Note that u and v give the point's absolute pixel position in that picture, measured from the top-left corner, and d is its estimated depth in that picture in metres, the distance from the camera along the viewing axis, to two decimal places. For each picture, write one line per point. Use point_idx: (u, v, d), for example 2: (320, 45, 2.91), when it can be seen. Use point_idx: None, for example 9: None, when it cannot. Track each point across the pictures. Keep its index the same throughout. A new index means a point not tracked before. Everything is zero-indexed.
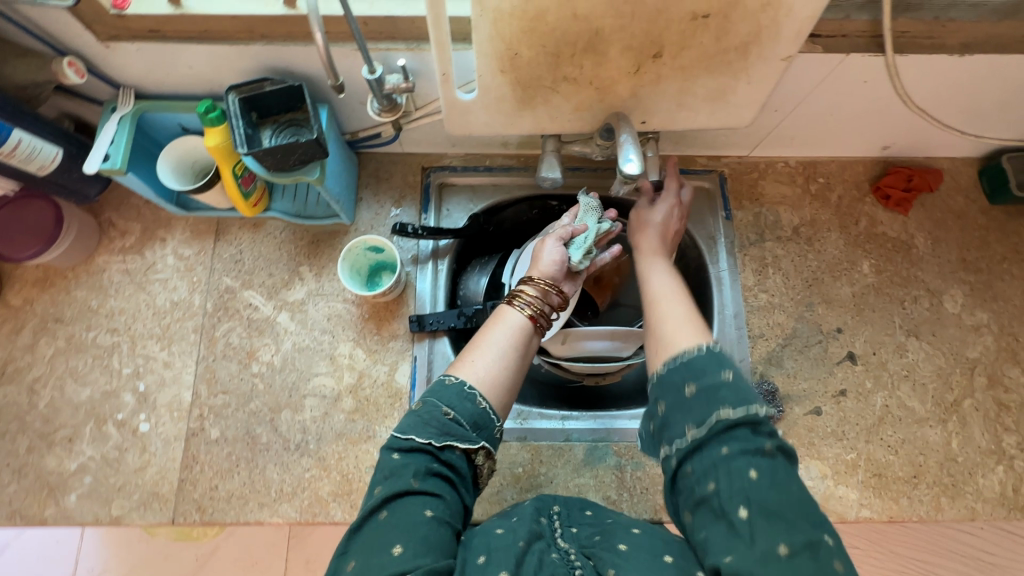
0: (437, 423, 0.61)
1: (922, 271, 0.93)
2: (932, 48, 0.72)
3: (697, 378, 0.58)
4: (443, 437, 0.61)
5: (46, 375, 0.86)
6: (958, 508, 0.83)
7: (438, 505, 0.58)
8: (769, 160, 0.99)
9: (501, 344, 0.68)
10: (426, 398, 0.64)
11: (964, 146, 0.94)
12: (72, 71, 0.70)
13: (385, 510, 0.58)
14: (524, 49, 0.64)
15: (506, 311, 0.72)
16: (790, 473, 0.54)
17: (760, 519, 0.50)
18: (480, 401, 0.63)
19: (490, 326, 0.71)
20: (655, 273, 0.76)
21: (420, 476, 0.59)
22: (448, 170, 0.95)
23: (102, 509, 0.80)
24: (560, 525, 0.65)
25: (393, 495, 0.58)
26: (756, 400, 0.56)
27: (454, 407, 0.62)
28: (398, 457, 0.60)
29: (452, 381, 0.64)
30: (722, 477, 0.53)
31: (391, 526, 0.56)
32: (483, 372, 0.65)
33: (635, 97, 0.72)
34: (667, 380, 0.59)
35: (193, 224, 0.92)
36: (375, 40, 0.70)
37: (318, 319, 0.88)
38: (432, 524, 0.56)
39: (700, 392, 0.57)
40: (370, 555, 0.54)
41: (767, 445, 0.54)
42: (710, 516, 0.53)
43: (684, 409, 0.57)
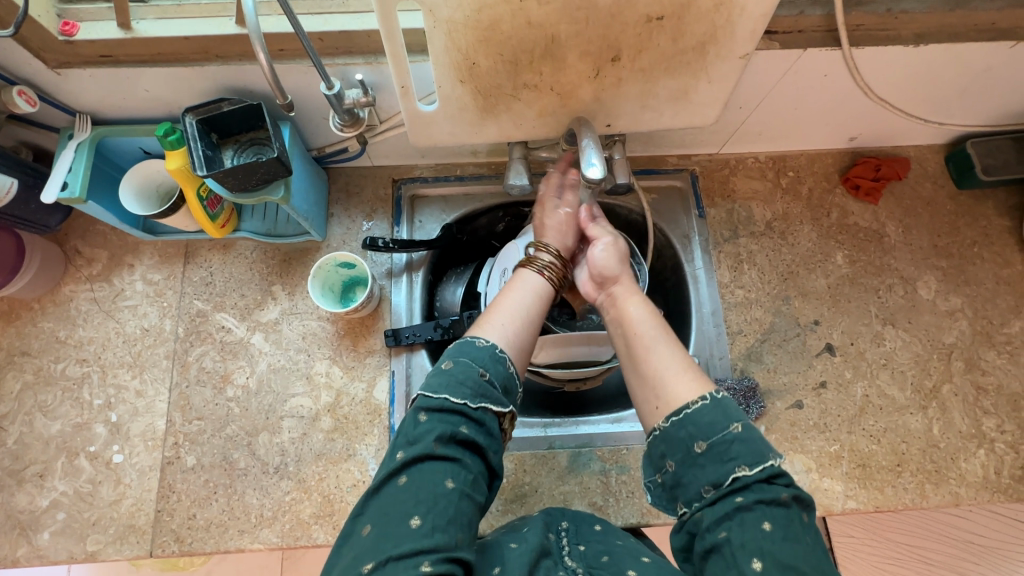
0: (471, 384, 0.62)
1: (895, 259, 0.94)
2: (887, 40, 0.73)
3: (707, 433, 0.58)
4: (476, 400, 0.62)
5: (14, 410, 0.83)
6: (942, 494, 0.83)
7: (460, 475, 0.60)
8: (739, 156, 0.99)
9: (525, 305, 0.71)
10: (457, 357, 0.65)
11: (929, 133, 0.95)
12: (23, 100, 0.68)
13: (405, 476, 0.59)
14: (481, 59, 0.64)
15: (523, 274, 0.74)
16: (805, 523, 0.55)
17: (774, 573, 0.51)
18: (509, 364, 0.66)
19: (509, 289, 0.72)
20: (632, 306, 0.70)
21: (444, 441, 0.60)
22: (419, 181, 0.94)
23: (77, 545, 0.78)
24: (568, 542, 0.67)
25: (416, 460, 0.60)
26: (770, 452, 0.57)
27: (488, 369, 0.64)
28: (426, 420, 0.61)
29: (484, 344, 0.65)
30: (735, 527, 0.55)
31: (411, 495, 0.58)
32: (509, 331, 0.68)
33: (598, 101, 0.72)
34: (674, 437, 0.59)
35: (161, 248, 0.90)
36: (333, 56, 0.69)
37: (293, 339, 0.87)
38: (453, 495, 0.58)
39: (711, 450, 0.58)
40: (389, 521, 0.57)
41: (784, 495, 0.55)
42: (722, 563, 0.54)
43: (697, 468, 0.58)
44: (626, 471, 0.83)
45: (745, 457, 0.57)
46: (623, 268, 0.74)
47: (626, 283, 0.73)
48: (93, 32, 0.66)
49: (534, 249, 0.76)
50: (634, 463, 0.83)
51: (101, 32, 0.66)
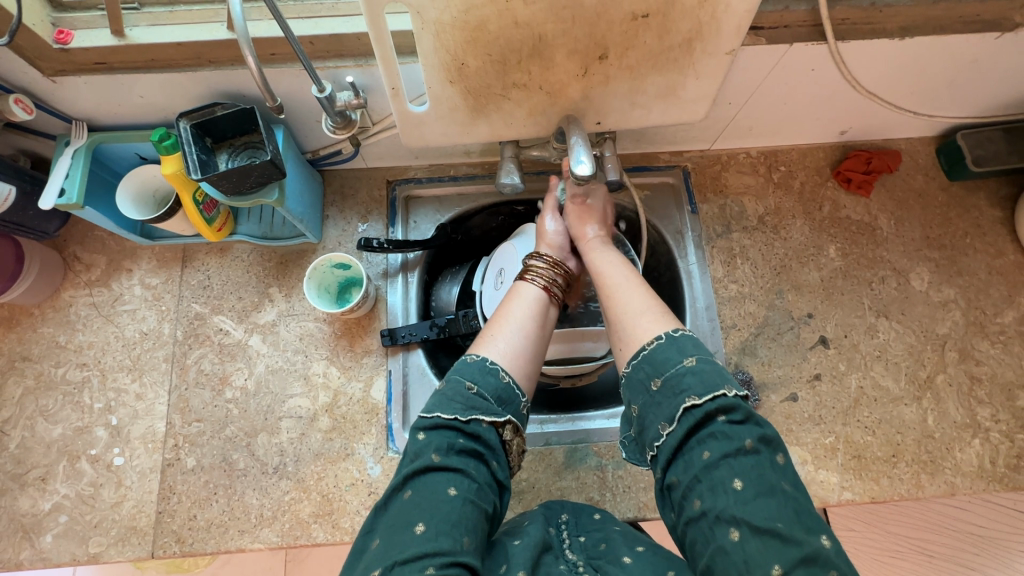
0: (462, 398, 0.64)
1: (888, 251, 0.94)
2: (872, 33, 0.74)
3: (661, 370, 0.61)
4: (468, 411, 0.63)
5: (16, 415, 0.84)
6: (938, 484, 0.83)
7: (462, 483, 0.60)
8: (730, 151, 1.00)
9: (519, 317, 0.71)
10: (449, 376, 0.66)
11: (919, 126, 0.96)
12: (19, 108, 0.69)
13: (408, 489, 0.60)
14: (470, 59, 0.64)
15: (520, 286, 0.74)
16: (775, 470, 0.55)
17: (752, 541, 0.52)
18: (503, 375, 0.65)
19: (505, 304, 0.73)
20: (603, 259, 0.75)
21: (443, 453, 0.61)
22: (413, 182, 0.95)
23: (79, 547, 0.79)
24: (568, 535, 0.69)
25: (417, 472, 0.61)
26: (723, 383, 0.59)
27: (476, 382, 0.64)
28: (423, 436, 0.63)
29: (474, 358, 0.66)
30: (707, 494, 0.55)
31: (415, 505, 0.59)
32: (504, 345, 0.68)
33: (587, 99, 0.72)
34: (633, 380, 0.63)
35: (159, 253, 0.91)
36: (324, 59, 0.70)
37: (290, 340, 0.88)
38: (456, 502, 0.59)
39: (665, 386, 0.60)
40: (395, 531, 0.58)
41: (747, 442, 0.56)
42: (702, 536, 0.55)
43: (656, 406, 0.60)
44: (622, 466, 0.83)
45: (697, 389, 0.59)
46: (597, 228, 0.79)
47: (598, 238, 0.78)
48: (88, 39, 0.67)
49: (529, 259, 0.77)
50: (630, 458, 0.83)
51: (95, 40, 0.67)
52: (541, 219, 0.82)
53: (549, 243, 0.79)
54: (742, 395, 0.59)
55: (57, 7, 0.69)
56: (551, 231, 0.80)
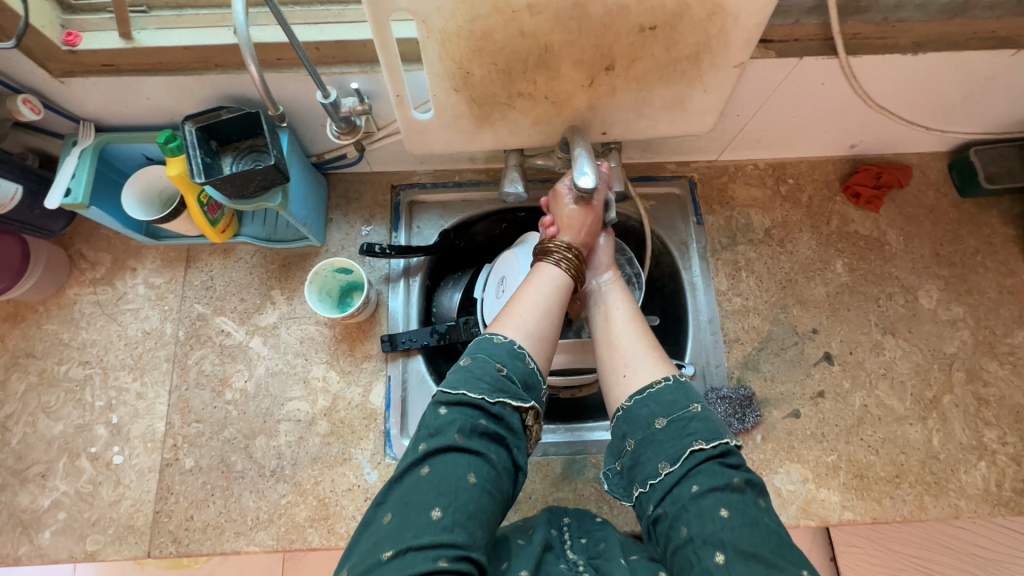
0: (490, 378, 0.63)
1: (896, 267, 0.93)
2: (884, 48, 0.73)
3: (668, 410, 0.62)
4: (494, 394, 0.63)
5: (19, 411, 0.85)
6: (942, 507, 0.82)
7: (481, 469, 0.60)
8: (738, 163, 0.99)
9: (544, 298, 0.71)
10: (476, 354, 0.66)
11: (931, 141, 0.94)
12: (27, 108, 0.70)
13: (427, 466, 0.60)
14: (475, 68, 0.64)
15: (543, 267, 0.74)
16: (759, 508, 0.57)
17: (738, 564, 0.53)
18: (528, 360, 0.66)
19: (528, 282, 0.73)
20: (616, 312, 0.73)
21: (467, 434, 0.61)
22: (417, 188, 0.95)
23: (77, 545, 0.79)
24: (570, 536, 0.68)
25: (438, 452, 0.60)
26: (726, 432, 0.61)
27: (506, 364, 0.64)
28: (447, 413, 0.62)
29: (502, 340, 0.66)
30: (694, 522, 0.56)
31: (433, 486, 0.59)
32: (529, 327, 0.68)
33: (593, 109, 0.72)
34: (634, 414, 0.63)
35: (163, 253, 0.92)
36: (329, 64, 0.70)
37: (291, 343, 0.88)
38: (473, 490, 0.59)
39: (670, 425, 0.61)
40: (409, 509, 0.58)
41: (736, 479, 0.57)
42: (687, 562, 0.55)
43: (657, 444, 0.61)
44: None
45: (702, 434, 0.60)
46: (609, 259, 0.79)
47: (618, 287, 0.76)
48: (96, 42, 0.67)
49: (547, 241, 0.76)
50: None
51: (103, 42, 0.67)
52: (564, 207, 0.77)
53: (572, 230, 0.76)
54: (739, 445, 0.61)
55: (67, 8, 0.69)
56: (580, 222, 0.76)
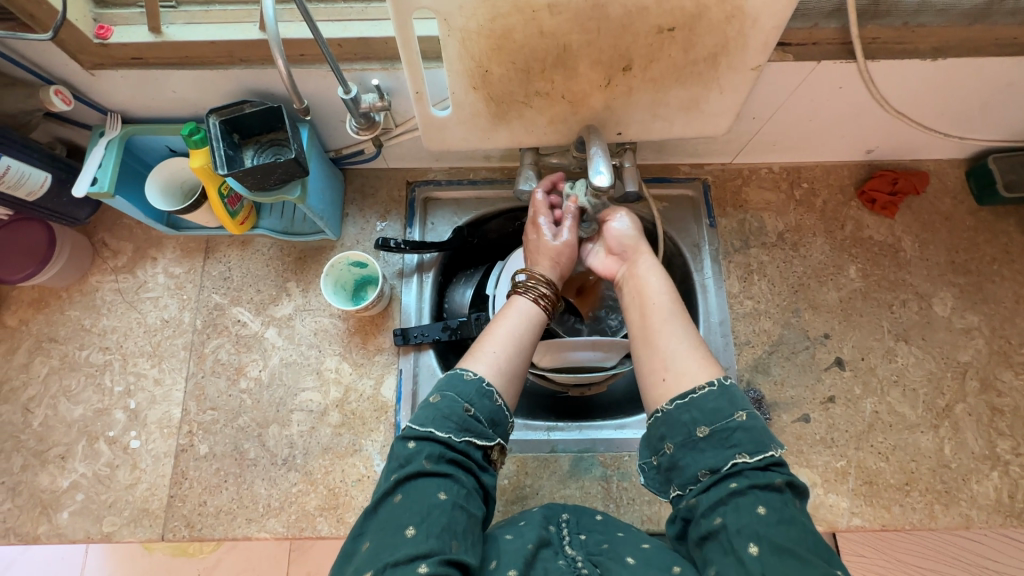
0: (457, 418, 0.63)
1: (911, 274, 0.92)
2: (904, 53, 0.72)
3: (710, 419, 0.60)
4: (461, 432, 0.63)
5: (41, 394, 0.87)
6: (952, 516, 0.81)
7: (452, 488, 0.61)
8: (752, 166, 0.99)
9: (515, 332, 0.71)
10: (445, 391, 0.65)
11: (949, 148, 0.94)
12: (59, 99, 0.72)
13: (399, 493, 0.61)
14: (494, 67, 0.65)
15: (515, 300, 0.75)
16: (798, 509, 0.57)
17: (771, 557, 0.53)
18: (497, 398, 0.66)
19: (498, 317, 0.73)
20: (651, 288, 0.71)
21: (434, 459, 0.62)
22: (433, 185, 0.96)
23: (93, 525, 0.81)
24: (568, 533, 0.68)
25: (408, 478, 0.61)
26: (770, 443, 0.59)
27: (474, 403, 0.64)
28: (414, 444, 0.63)
29: (472, 377, 0.66)
30: (730, 514, 0.56)
31: (406, 509, 0.59)
32: (498, 361, 0.68)
33: (609, 109, 0.72)
34: (676, 419, 0.61)
35: (183, 243, 0.94)
36: (351, 61, 0.71)
37: (305, 334, 0.89)
38: (446, 507, 0.60)
39: (714, 435, 0.59)
40: (385, 534, 0.58)
41: (777, 480, 0.57)
42: (719, 549, 0.56)
43: (697, 451, 0.60)
44: (627, 478, 0.83)
45: (746, 445, 0.59)
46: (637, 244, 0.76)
47: (658, 271, 0.73)
48: (126, 35, 0.69)
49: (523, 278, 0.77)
50: (635, 470, 0.83)
51: (133, 35, 0.69)
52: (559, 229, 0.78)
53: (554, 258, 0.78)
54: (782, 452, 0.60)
55: (99, 3, 0.71)
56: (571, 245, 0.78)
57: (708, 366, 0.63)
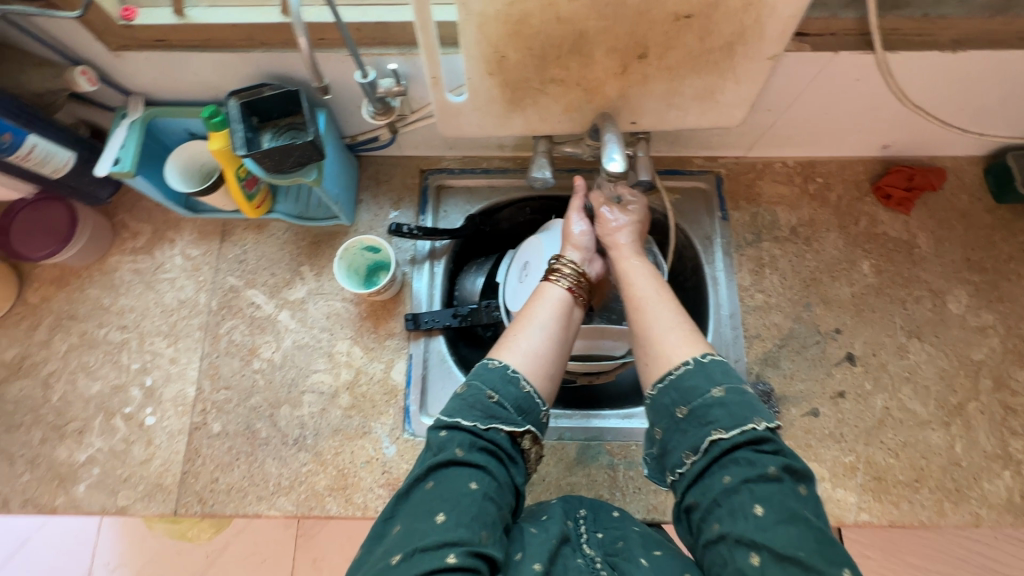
0: (482, 407, 0.63)
1: (925, 271, 0.91)
2: (923, 45, 0.72)
3: (688, 399, 0.60)
4: (487, 420, 0.63)
5: (60, 369, 0.89)
6: (961, 514, 0.81)
7: (484, 479, 0.61)
8: (767, 160, 0.98)
9: (543, 318, 0.71)
10: (471, 380, 0.66)
11: (968, 144, 0.93)
12: (84, 80, 0.74)
13: (431, 480, 0.61)
14: (511, 52, 0.66)
15: (547, 286, 0.74)
16: (798, 498, 0.54)
17: (773, 567, 0.51)
18: (523, 385, 0.65)
19: (533, 300, 0.73)
20: (633, 268, 0.75)
21: (466, 448, 0.62)
22: (446, 173, 0.97)
23: (109, 499, 0.83)
24: (586, 530, 0.68)
25: (439, 466, 0.61)
26: (752, 417, 0.57)
27: (499, 390, 0.64)
28: (446, 432, 0.63)
29: (496, 365, 0.66)
30: (727, 518, 0.55)
31: (436, 496, 0.60)
32: (526, 346, 0.68)
33: (623, 97, 0.73)
34: (658, 404, 0.61)
35: (200, 226, 0.95)
36: (369, 45, 0.72)
37: (317, 318, 0.90)
38: (476, 497, 0.59)
39: (692, 415, 0.59)
40: (415, 519, 0.59)
41: (770, 468, 0.55)
42: (720, 558, 0.54)
43: (680, 434, 0.60)
44: (634, 467, 0.83)
45: (724, 422, 0.58)
46: (629, 238, 0.78)
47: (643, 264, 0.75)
48: (150, 17, 0.70)
49: (553, 262, 0.77)
50: (642, 460, 0.83)
51: (156, 17, 0.70)
52: (568, 219, 0.80)
53: (575, 245, 0.78)
54: (771, 429, 0.58)
55: None
56: (578, 231, 0.79)
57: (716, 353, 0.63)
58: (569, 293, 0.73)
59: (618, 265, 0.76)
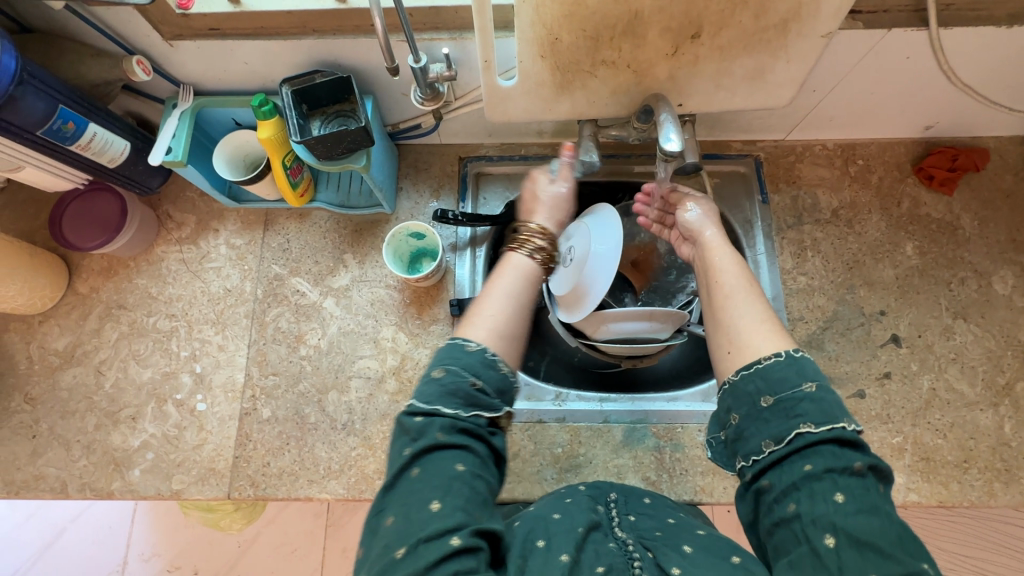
0: (462, 393, 0.60)
1: (969, 252, 0.91)
2: (977, 20, 0.72)
3: (775, 388, 0.58)
4: (471, 406, 0.60)
5: (112, 357, 0.91)
6: (1013, 494, 0.80)
7: (470, 460, 0.59)
8: (806, 143, 0.98)
9: (512, 290, 0.69)
10: (448, 365, 0.62)
11: (1012, 123, 0.92)
12: (140, 69, 0.75)
13: (417, 467, 0.58)
14: (565, 34, 0.66)
15: (511, 256, 0.73)
16: (880, 495, 0.53)
17: (849, 551, 0.50)
18: (501, 367, 0.63)
19: (495, 274, 0.72)
20: (720, 258, 0.72)
21: (448, 431, 0.59)
22: (484, 160, 0.97)
23: (163, 483, 0.84)
24: (618, 513, 0.66)
25: (424, 452, 0.58)
26: (841, 416, 0.56)
27: (481, 376, 0.61)
28: (424, 418, 0.59)
29: (474, 349, 0.62)
30: (804, 500, 0.54)
31: (427, 483, 0.56)
32: (496, 324, 0.65)
33: (673, 79, 0.73)
34: (741, 389, 0.60)
35: (243, 216, 0.96)
36: (421, 31, 0.73)
37: (362, 304, 0.91)
38: (467, 479, 0.57)
39: (778, 405, 0.57)
40: (408, 510, 0.55)
41: (856, 464, 0.54)
42: (791, 538, 0.54)
43: (761, 422, 0.58)
44: (680, 449, 0.83)
45: (813, 416, 0.56)
46: (715, 228, 0.76)
47: (729, 252, 0.72)
48: (205, 5, 0.71)
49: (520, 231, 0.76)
50: (689, 442, 0.84)
51: (212, 5, 0.71)
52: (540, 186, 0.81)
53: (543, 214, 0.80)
54: (859, 430, 0.56)
55: None
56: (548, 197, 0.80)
57: (776, 331, 0.63)
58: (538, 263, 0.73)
59: (705, 254, 0.73)
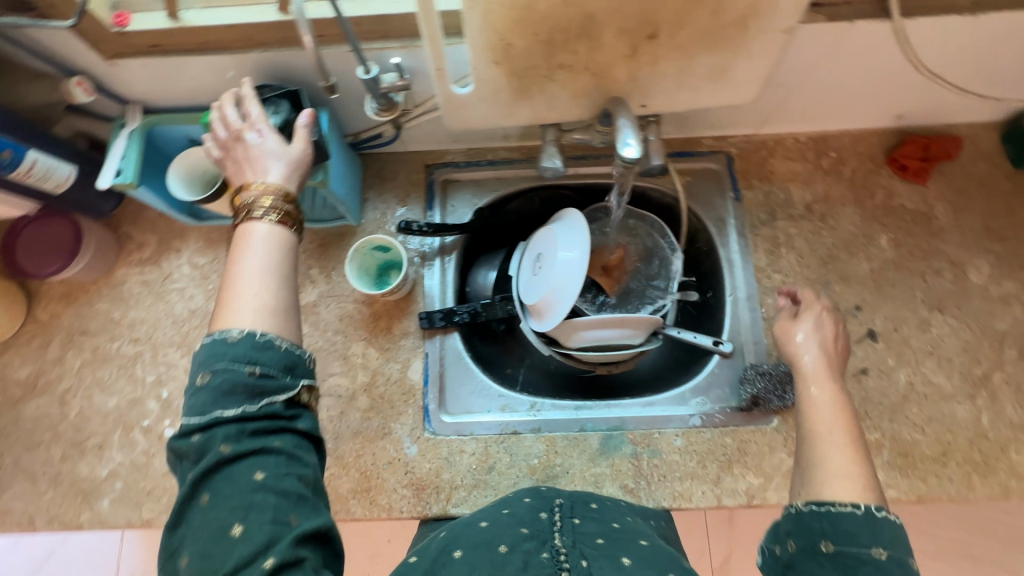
0: (241, 386, 0.51)
1: (944, 242, 0.90)
2: (943, 9, 0.71)
3: (843, 538, 0.52)
4: (254, 397, 0.51)
5: (76, 385, 0.89)
6: (991, 486, 0.79)
7: (268, 462, 0.50)
8: (777, 136, 0.96)
9: (260, 262, 0.58)
10: (214, 364, 0.52)
11: (983, 109, 0.91)
12: (80, 90, 0.72)
13: (205, 493, 0.49)
14: (517, 39, 0.63)
15: (248, 227, 0.60)
16: None
17: None
18: (282, 342, 0.54)
19: (239, 252, 0.59)
20: (813, 394, 0.65)
21: (233, 440, 0.49)
22: (452, 167, 0.95)
23: (133, 512, 0.83)
24: (561, 517, 0.62)
25: (208, 473, 0.49)
26: None
27: (257, 359, 0.52)
28: (200, 435, 0.50)
29: (238, 335, 0.53)
30: None
31: (219, 507, 0.48)
32: (258, 303, 0.55)
33: (633, 80, 0.71)
34: (806, 521, 0.54)
35: (206, 234, 0.94)
36: (370, 40, 0.71)
37: (330, 321, 0.89)
38: (268, 486, 0.49)
39: (838, 556, 0.52)
40: (204, 548, 0.47)
41: None
42: None
43: (814, 563, 0.52)
44: (658, 455, 0.82)
45: None
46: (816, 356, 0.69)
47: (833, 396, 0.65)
48: (143, 23, 0.68)
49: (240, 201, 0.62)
50: (667, 447, 0.83)
51: (150, 22, 0.68)
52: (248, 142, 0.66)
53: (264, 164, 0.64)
54: None
55: None
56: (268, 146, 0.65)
57: None
58: (282, 224, 0.61)
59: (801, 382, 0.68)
